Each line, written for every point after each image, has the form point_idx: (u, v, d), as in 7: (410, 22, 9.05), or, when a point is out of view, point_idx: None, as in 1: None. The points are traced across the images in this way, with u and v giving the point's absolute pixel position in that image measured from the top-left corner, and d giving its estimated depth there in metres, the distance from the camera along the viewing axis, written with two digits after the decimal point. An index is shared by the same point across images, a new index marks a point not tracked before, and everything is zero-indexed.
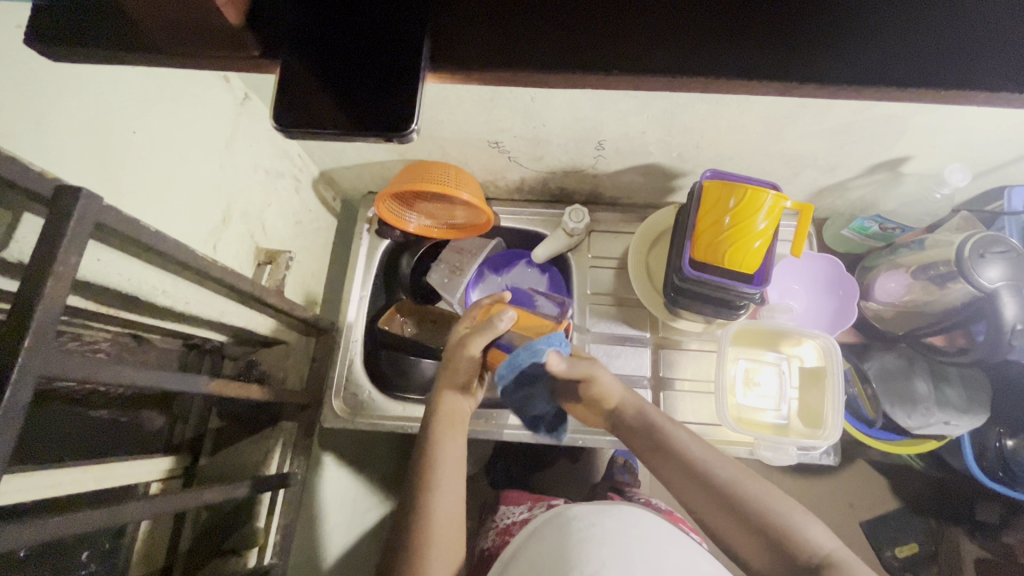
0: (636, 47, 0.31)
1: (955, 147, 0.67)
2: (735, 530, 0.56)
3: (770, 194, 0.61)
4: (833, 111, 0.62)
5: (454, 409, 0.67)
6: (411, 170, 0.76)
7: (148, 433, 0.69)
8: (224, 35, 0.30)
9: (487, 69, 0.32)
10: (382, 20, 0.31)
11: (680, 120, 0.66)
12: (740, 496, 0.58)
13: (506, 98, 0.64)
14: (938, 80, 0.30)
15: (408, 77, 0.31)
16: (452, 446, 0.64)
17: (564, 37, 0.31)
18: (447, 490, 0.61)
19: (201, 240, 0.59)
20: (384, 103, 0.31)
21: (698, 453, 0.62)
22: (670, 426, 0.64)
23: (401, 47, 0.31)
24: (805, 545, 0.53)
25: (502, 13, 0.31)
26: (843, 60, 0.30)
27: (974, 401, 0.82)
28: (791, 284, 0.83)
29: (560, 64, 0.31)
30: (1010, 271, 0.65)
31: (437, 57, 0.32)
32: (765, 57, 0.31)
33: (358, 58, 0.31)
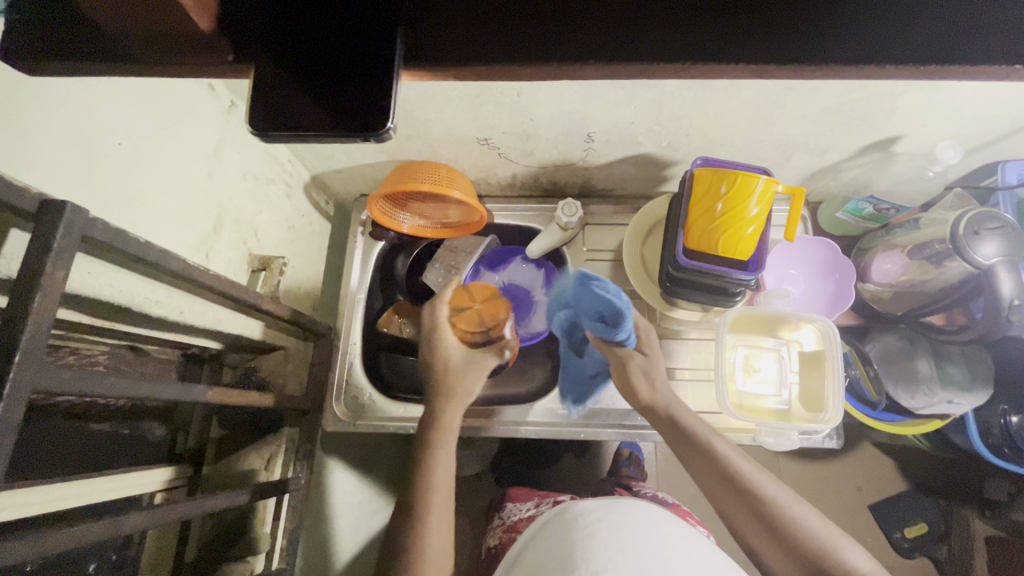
0: (611, 35, 0.31)
1: (945, 125, 0.67)
2: (768, 547, 0.57)
3: (760, 178, 0.63)
4: (821, 94, 0.62)
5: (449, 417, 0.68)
6: (400, 171, 0.77)
7: (149, 445, 0.69)
8: (196, 38, 0.29)
9: (467, 67, 0.32)
10: (357, 16, 0.31)
11: (668, 109, 0.66)
12: (784, 513, 0.58)
13: (493, 94, 0.64)
14: (931, 56, 0.30)
15: (382, 75, 0.30)
16: (444, 458, 0.65)
17: (541, 31, 0.31)
18: (441, 495, 0.62)
19: (192, 248, 0.59)
20: (360, 102, 0.30)
21: (742, 465, 0.62)
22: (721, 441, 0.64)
23: (376, 44, 0.30)
24: (840, 563, 0.53)
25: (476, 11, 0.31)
26: (837, 39, 0.30)
27: (976, 379, 0.84)
28: (788, 269, 0.83)
29: (536, 60, 0.31)
30: (1005, 246, 0.65)
31: (415, 57, 0.32)
32: (737, 36, 0.30)
33: (330, 59, 0.31)
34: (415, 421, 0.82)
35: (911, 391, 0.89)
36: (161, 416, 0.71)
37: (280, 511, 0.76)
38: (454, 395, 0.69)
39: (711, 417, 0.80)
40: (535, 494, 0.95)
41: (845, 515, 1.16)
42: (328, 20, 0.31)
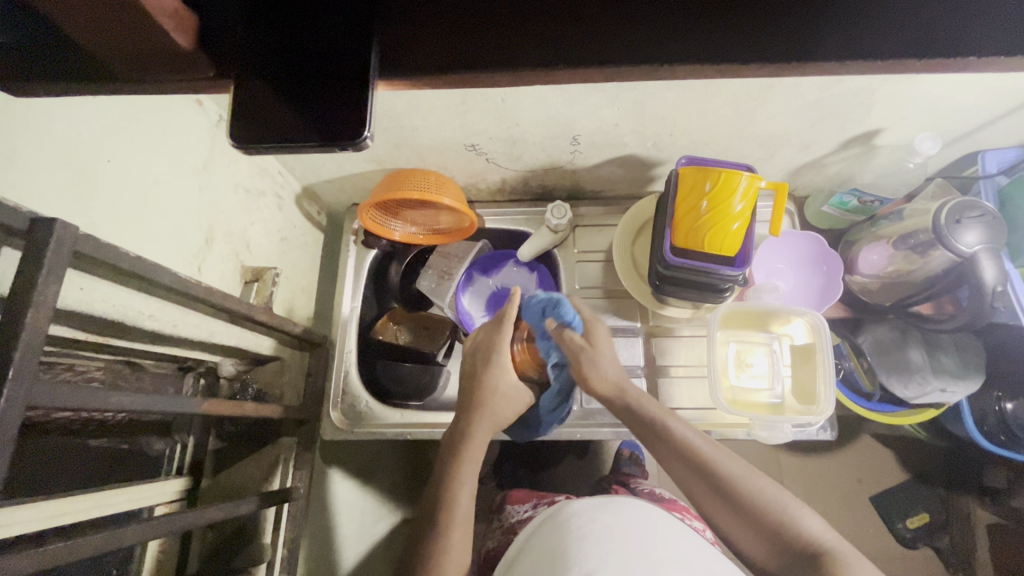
0: (586, 41, 0.31)
1: (923, 117, 0.68)
2: (738, 527, 0.60)
3: (744, 175, 0.63)
4: (800, 90, 0.63)
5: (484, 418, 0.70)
6: (390, 179, 0.78)
7: (147, 459, 0.69)
8: (176, 56, 0.30)
9: (444, 75, 0.32)
10: (335, 28, 0.31)
11: (651, 109, 0.67)
12: (749, 491, 0.60)
13: (477, 100, 0.64)
14: (903, 53, 0.31)
15: (360, 86, 0.31)
16: (470, 471, 0.67)
17: (514, 37, 0.32)
18: (465, 508, 0.65)
19: (184, 263, 0.59)
20: (339, 113, 0.31)
21: (705, 447, 0.63)
22: (678, 425, 0.64)
23: (352, 56, 0.31)
24: (803, 537, 0.56)
25: (451, 17, 0.31)
26: (803, 35, 0.31)
27: (968, 366, 0.86)
28: (776, 263, 0.84)
29: (511, 67, 0.32)
30: (987, 234, 0.65)
31: (392, 66, 0.32)
32: (707, 36, 0.31)
33: (307, 67, 0.31)
34: (414, 427, 0.83)
35: (904, 381, 0.90)
36: (160, 430, 0.71)
37: (280, 521, 0.77)
38: (482, 409, 0.71)
39: (706, 414, 0.81)
40: (535, 496, 0.95)
41: (845, 507, 1.17)
42: (304, 28, 0.31)
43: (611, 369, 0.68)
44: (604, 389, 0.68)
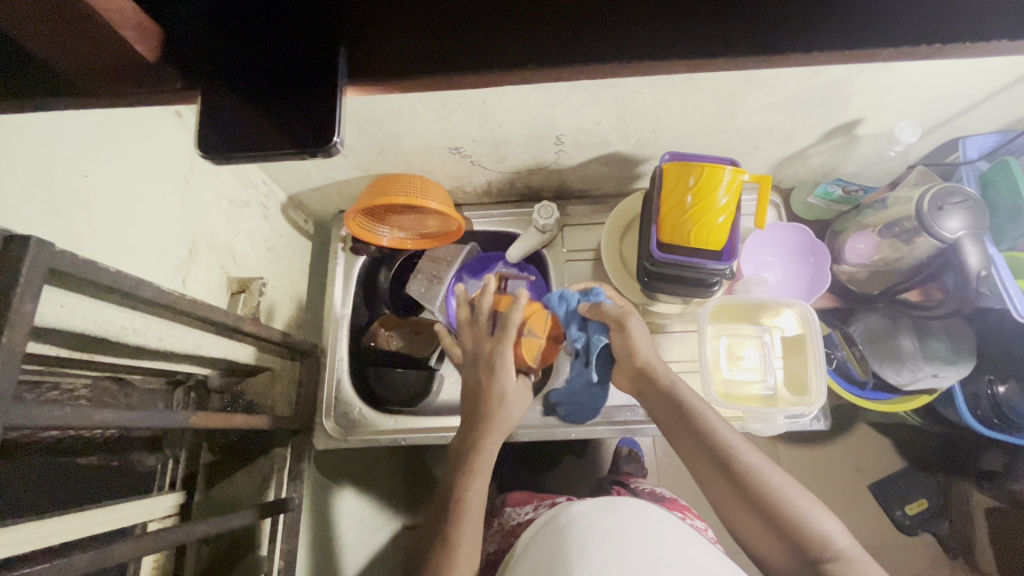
0: (558, 40, 0.31)
1: (903, 105, 0.68)
2: (746, 519, 0.60)
3: (727, 169, 0.63)
4: (779, 82, 0.63)
5: (497, 412, 0.71)
6: (375, 185, 0.78)
7: (138, 476, 0.68)
8: (138, 67, 0.28)
9: (412, 80, 0.31)
10: (298, 30, 0.30)
11: (632, 106, 0.67)
12: (763, 484, 0.60)
13: (458, 103, 0.64)
14: (879, 43, 0.31)
15: (328, 90, 0.30)
16: (480, 479, 0.67)
17: (486, 40, 0.31)
18: (474, 516, 0.65)
19: (168, 276, 0.59)
20: (309, 119, 0.30)
21: (728, 437, 0.64)
22: (706, 410, 0.66)
23: (317, 63, 0.30)
24: (815, 537, 0.56)
25: (418, 19, 0.30)
26: (773, 27, 0.31)
27: (959, 351, 0.88)
28: (763, 255, 0.84)
29: (483, 70, 0.31)
30: (970, 219, 0.66)
31: (359, 72, 0.31)
32: (677, 29, 0.31)
33: (275, 74, 0.30)
34: (407, 432, 0.82)
35: (897, 368, 0.92)
36: (150, 445, 0.70)
37: (276, 532, 0.76)
38: (493, 419, 0.71)
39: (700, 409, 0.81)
40: (535, 497, 0.95)
41: (845, 497, 1.17)
42: (268, 34, 0.30)
43: (646, 348, 0.72)
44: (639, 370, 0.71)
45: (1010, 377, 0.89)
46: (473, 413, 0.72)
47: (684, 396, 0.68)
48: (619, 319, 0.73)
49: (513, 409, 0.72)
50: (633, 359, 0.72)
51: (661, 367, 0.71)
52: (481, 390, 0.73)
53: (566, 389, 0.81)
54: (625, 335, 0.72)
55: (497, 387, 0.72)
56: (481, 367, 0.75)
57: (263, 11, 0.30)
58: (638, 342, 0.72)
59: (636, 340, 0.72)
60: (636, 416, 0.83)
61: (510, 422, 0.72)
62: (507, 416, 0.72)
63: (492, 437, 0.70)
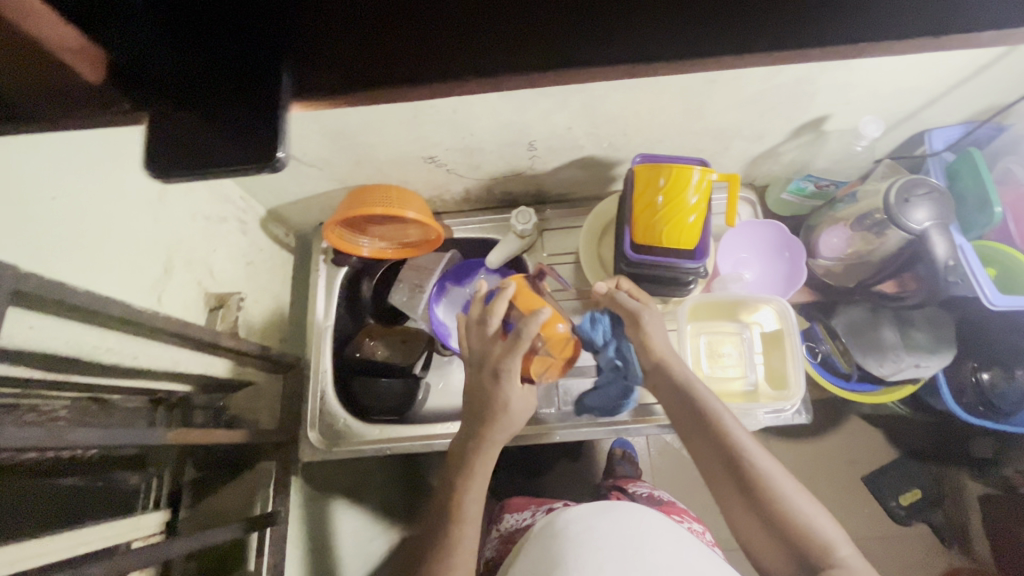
0: (507, 46, 0.29)
1: (866, 101, 0.70)
2: (750, 522, 0.61)
3: (695, 169, 0.65)
4: (743, 82, 0.64)
5: (501, 417, 0.68)
6: (353, 197, 0.79)
7: (121, 496, 0.68)
8: (85, 93, 0.27)
9: (380, 92, 0.30)
10: (242, 42, 0.28)
11: (600, 110, 0.68)
12: (772, 491, 0.60)
13: (428, 113, 0.65)
14: (840, 35, 0.28)
15: (269, 102, 0.28)
16: (479, 482, 0.67)
17: (451, 47, 0.29)
18: (473, 521, 0.66)
19: (143, 294, 0.59)
20: (250, 130, 0.28)
21: (742, 439, 0.62)
22: (722, 411, 0.64)
23: (261, 73, 0.28)
24: (818, 546, 0.57)
25: (373, 26, 0.29)
26: (736, 26, 0.29)
27: (940, 340, 0.90)
28: (741, 253, 0.85)
29: (450, 79, 0.29)
30: (937, 210, 0.67)
31: (312, 86, 0.29)
32: (633, 33, 0.29)
33: (219, 83, 0.28)
34: (394, 440, 0.83)
35: (880, 359, 0.92)
36: (133, 464, 0.70)
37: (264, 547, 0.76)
38: (496, 422, 0.68)
39: None
40: (532, 502, 0.95)
41: (838, 489, 1.18)
42: (213, 43, 0.29)
43: (660, 339, 0.69)
44: (651, 365, 0.69)
45: (994, 364, 0.92)
46: (476, 416, 0.69)
47: (701, 394, 0.65)
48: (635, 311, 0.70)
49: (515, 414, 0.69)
50: (649, 353, 0.69)
51: (677, 361, 0.68)
52: (484, 397, 0.68)
53: (600, 395, 0.82)
54: (642, 331, 0.69)
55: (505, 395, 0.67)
56: (485, 373, 0.67)
57: (212, 15, 0.29)
58: (652, 335, 0.69)
59: (650, 334, 0.69)
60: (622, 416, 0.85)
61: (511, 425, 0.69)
62: (510, 420, 0.68)
63: (494, 438, 0.68)
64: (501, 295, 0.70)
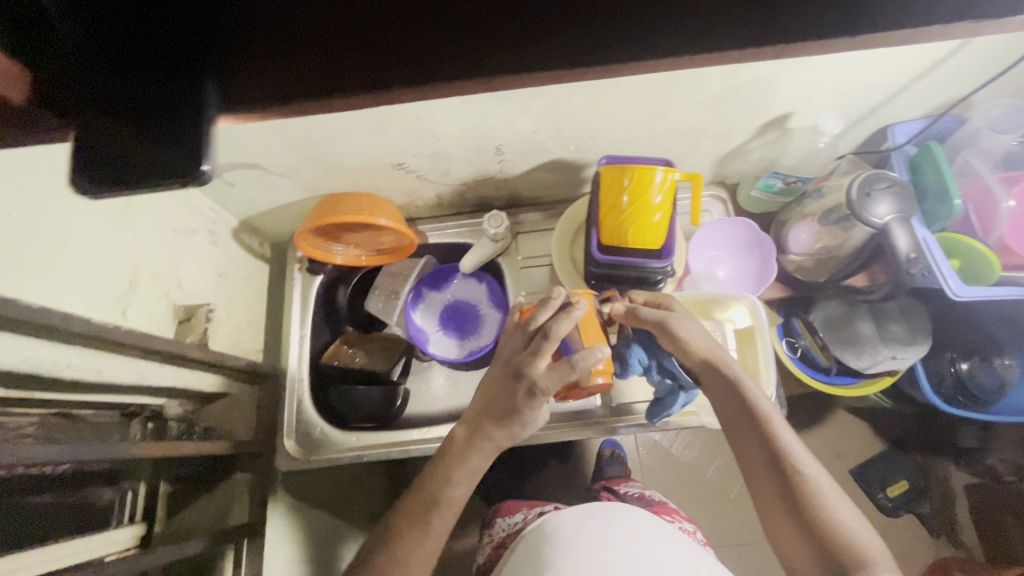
0: (449, 55, 0.30)
1: (826, 98, 0.70)
2: (788, 527, 0.60)
3: (658, 169, 0.66)
4: (702, 82, 0.65)
5: (513, 422, 0.65)
6: (324, 206, 0.79)
7: (94, 510, 0.67)
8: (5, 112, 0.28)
9: (318, 104, 0.30)
10: (166, 62, 0.29)
11: (564, 113, 0.69)
12: (813, 499, 0.59)
13: (392, 120, 0.66)
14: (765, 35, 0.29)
15: (194, 120, 0.28)
16: (466, 471, 0.66)
17: (408, 54, 0.30)
18: (445, 512, 0.66)
19: (107, 308, 0.59)
20: (174, 148, 0.28)
21: (787, 443, 0.62)
22: (770, 413, 0.64)
23: (186, 91, 0.28)
24: (856, 558, 0.56)
25: (302, 38, 0.29)
26: (670, 34, 0.29)
27: (916, 332, 0.92)
28: (711, 251, 0.86)
29: (421, 80, 0.30)
30: (897, 204, 0.67)
31: (235, 96, 0.29)
32: (572, 41, 0.29)
33: (144, 98, 0.28)
34: (371, 447, 0.83)
35: (858, 353, 0.94)
36: (106, 479, 0.70)
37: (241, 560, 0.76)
38: (506, 424, 0.65)
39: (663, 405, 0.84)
40: (524, 505, 0.95)
41: None
42: (129, 60, 0.29)
43: (699, 341, 0.66)
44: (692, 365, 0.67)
45: (971, 354, 0.95)
46: (486, 416, 0.66)
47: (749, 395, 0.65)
48: (665, 318, 0.66)
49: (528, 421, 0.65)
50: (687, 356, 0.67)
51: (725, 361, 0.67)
52: (501, 399, 0.64)
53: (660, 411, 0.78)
54: (672, 336, 0.65)
55: (525, 405, 0.63)
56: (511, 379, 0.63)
57: (128, 32, 0.29)
58: (689, 339, 0.65)
59: (686, 337, 0.66)
60: (601, 416, 0.85)
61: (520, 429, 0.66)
62: (519, 424, 0.65)
63: (500, 438, 0.66)
64: (557, 323, 0.60)
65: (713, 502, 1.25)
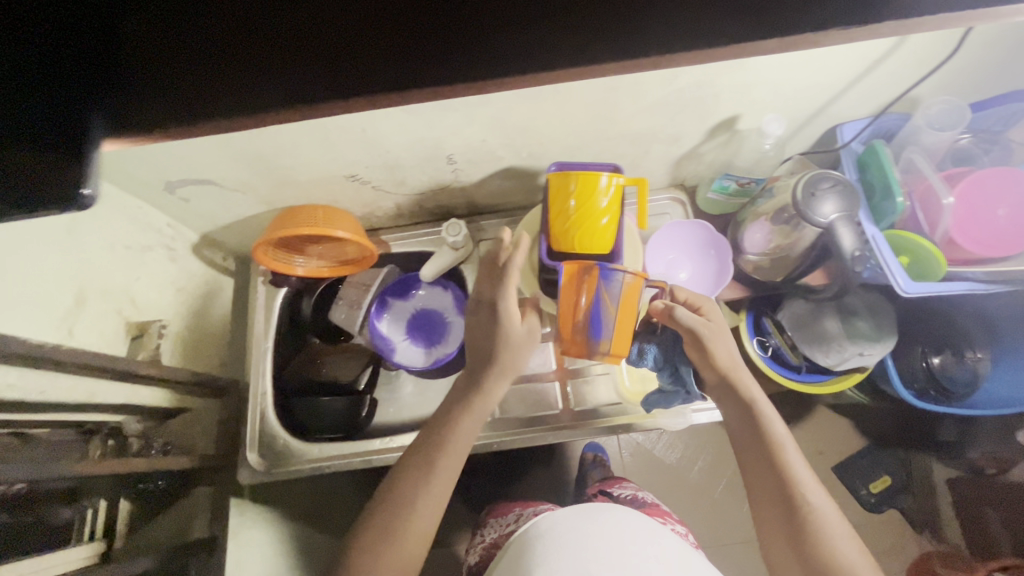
0: (338, 71, 0.30)
1: (769, 99, 0.71)
2: (787, 555, 0.60)
3: (602, 174, 0.66)
4: (643, 88, 0.66)
5: (500, 353, 0.68)
6: (281, 219, 0.79)
7: (54, 528, 0.66)
8: None
9: (209, 123, 0.30)
10: (47, 91, 0.29)
11: (509, 121, 0.69)
12: (817, 531, 0.58)
13: (337, 132, 0.66)
14: (641, 45, 0.29)
15: (74, 148, 0.29)
16: (468, 424, 0.67)
17: (282, 78, 0.30)
18: (442, 479, 0.65)
19: (51, 328, 0.59)
20: (50, 178, 0.29)
21: (798, 471, 0.61)
22: (784, 441, 0.63)
23: (65, 119, 0.29)
24: None
25: (189, 60, 0.30)
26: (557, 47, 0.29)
27: (881, 328, 0.92)
28: (668, 254, 0.86)
29: (298, 104, 0.30)
30: (842, 202, 0.68)
31: (123, 121, 0.30)
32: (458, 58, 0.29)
33: (28, 126, 0.29)
34: (334, 457, 0.85)
35: (825, 349, 0.94)
36: (65, 496, 0.68)
37: None
38: (496, 361, 0.68)
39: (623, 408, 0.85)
40: (517, 506, 0.95)
41: None
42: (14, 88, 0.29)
43: (724, 356, 0.66)
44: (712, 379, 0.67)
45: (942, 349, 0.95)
46: (479, 353, 0.70)
47: (766, 418, 0.65)
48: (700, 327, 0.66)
49: (511, 346, 0.68)
50: (711, 368, 0.67)
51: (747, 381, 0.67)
52: (483, 328, 0.70)
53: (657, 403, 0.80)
54: (700, 346, 0.66)
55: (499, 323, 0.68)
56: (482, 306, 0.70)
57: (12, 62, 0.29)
58: (716, 354, 0.65)
59: (714, 349, 0.66)
60: (564, 421, 0.86)
61: (514, 360, 0.69)
62: (505, 352, 0.68)
63: (495, 378, 0.68)
64: (517, 253, 0.67)
65: (696, 502, 1.25)
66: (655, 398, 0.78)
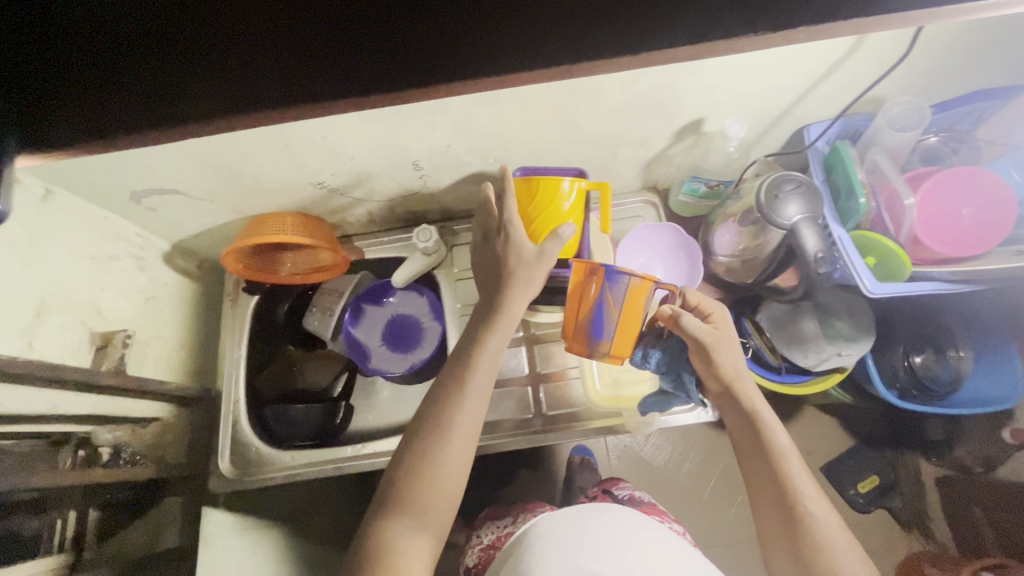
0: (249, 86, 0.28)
1: (732, 101, 0.71)
2: (786, 563, 0.59)
3: (564, 178, 0.66)
4: (603, 91, 0.66)
5: (515, 268, 0.63)
6: (250, 227, 0.80)
7: (24, 537, 0.64)
8: None
9: (131, 140, 0.28)
10: None
11: (471, 126, 0.69)
12: (816, 544, 0.57)
13: (298, 139, 0.66)
14: (560, 52, 0.27)
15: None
16: (492, 350, 0.60)
17: (198, 88, 0.28)
18: (470, 416, 0.57)
19: (9, 340, 0.59)
20: None
21: (801, 482, 0.59)
22: (787, 450, 0.61)
23: None
24: None
25: (92, 77, 0.28)
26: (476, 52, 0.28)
27: (860, 329, 0.89)
28: (639, 257, 0.86)
29: (207, 116, 0.28)
30: (806, 204, 0.68)
31: (38, 139, 0.28)
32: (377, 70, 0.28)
33: None
34: (305, 464, 0.84)
35: (804, 350, 0.93)
36: (32, 507, 0.65)
37: None
38: (513, 280, 0.63)
39: (596, 411, 0.85)
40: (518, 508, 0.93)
41: None
42: None
43: (731, 366, 0.64)
44: (716, 387, 0.65)
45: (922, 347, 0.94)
46: (495, 277, 0.65)
47: (769, 426, 0.63)
48: (714, 338, 0.63)
49: (523, 261, 0.64)
50: (716, 378, 0.65)
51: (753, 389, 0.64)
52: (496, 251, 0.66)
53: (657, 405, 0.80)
54: (707, 358, 0.63)
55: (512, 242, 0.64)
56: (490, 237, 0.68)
57: None
58: (723, 365, 0.63)
59: (722, 364, 0.63)
60: (538, 425, 0.86)
61: (530, 274, 0.63)
62: (518, 268, 0.63)
63: (513, 295, 0.62)
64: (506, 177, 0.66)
65: (684, 504, 1.25)
66: (653, 399, 0.78)
